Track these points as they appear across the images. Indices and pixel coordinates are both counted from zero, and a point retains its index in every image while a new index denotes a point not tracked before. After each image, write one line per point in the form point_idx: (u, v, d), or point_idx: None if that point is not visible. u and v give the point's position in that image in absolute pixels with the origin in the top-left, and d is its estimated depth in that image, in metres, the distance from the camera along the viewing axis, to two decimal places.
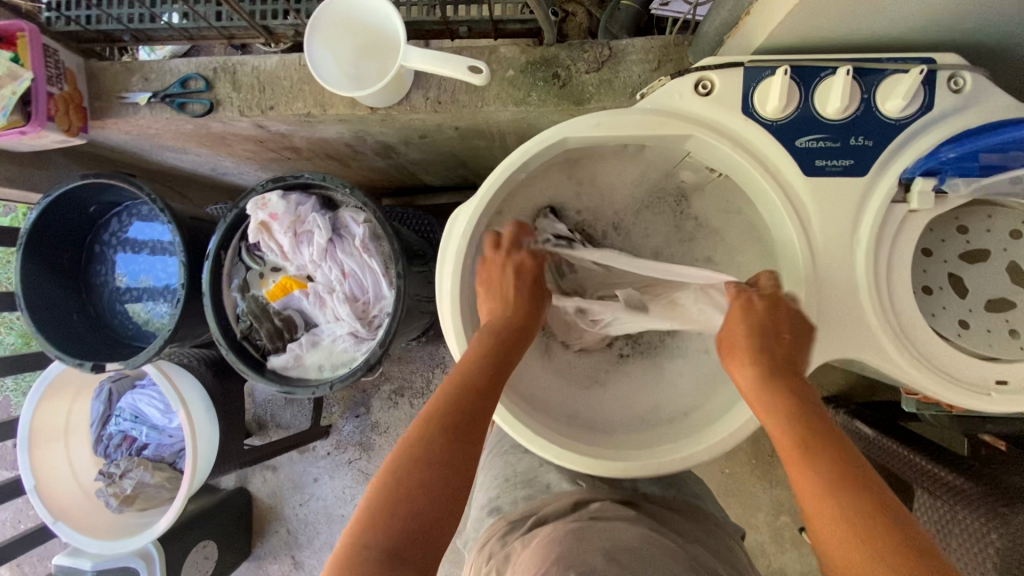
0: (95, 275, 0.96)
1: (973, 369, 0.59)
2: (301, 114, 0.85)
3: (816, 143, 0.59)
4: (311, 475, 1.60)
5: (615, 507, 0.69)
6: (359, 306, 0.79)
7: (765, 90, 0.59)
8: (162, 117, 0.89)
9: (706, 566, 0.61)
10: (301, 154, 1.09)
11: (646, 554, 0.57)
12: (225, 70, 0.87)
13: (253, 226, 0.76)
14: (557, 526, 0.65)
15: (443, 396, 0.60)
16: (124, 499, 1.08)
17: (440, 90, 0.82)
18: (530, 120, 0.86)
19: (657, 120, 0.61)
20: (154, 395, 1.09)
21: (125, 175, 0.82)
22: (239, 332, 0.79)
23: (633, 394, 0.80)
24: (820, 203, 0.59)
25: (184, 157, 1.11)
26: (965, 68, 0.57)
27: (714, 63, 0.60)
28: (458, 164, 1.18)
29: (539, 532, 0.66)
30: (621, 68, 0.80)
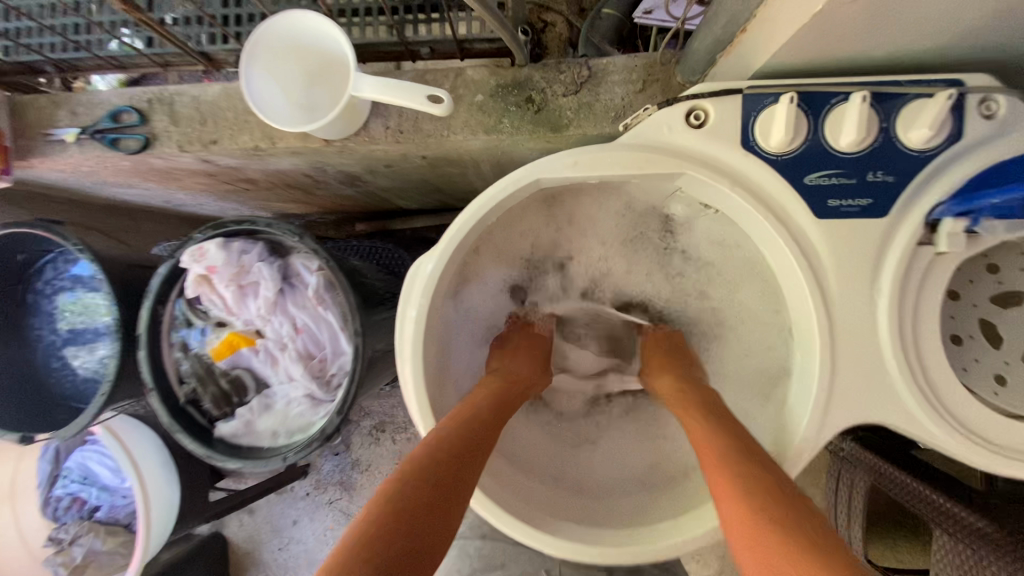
0: (26, 328, 0.86)
1: (1012, 433, 0.52)
2: (248, 148, 0.76)
3: (828, 180, 0.51)
4: (290, 517, 1.51)
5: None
6: (315, 364, 0.71)
7: (767, 121, 0.51)
8: (93, 155, 0.79)
9: None
10: (259, 186, 1.00)
11: None
12: (161, 100, 0.78)
13: (190, 280, 0.68)
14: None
15: (455, 420, 0.56)
16: (73, 569, 0.98)
17: (402, 119, 0.74)
18: (503, 148, 0.78)
19: (644, 156, 0.53)
20: (103, 454, 0.99)
21: (49, 223, 0.73)
22: (182, 397, 0.71)
23: (628, 452, 0.72)
24: (835, 247, 0.51)
25: (131, 192, 1.02)
26: (999, 91, 0.49)
27: (707, 91, 0.52)
28: (432, 189, 1.09)
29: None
30: (602, 90, 0.71)
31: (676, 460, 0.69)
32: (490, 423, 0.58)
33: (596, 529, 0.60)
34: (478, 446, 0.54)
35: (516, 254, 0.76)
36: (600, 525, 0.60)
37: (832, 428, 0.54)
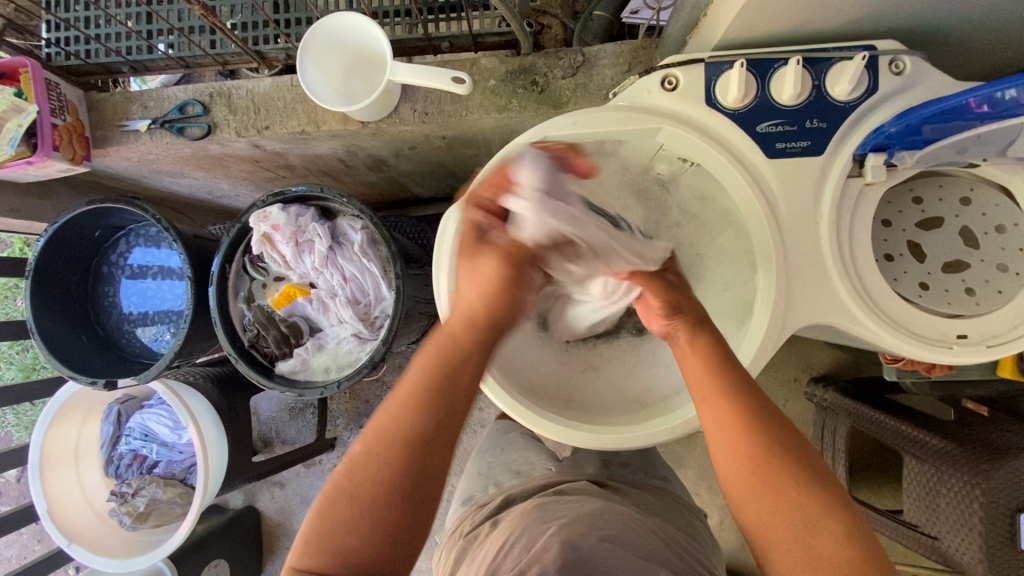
0: (102, 296, 0.99)
1: (932, 326, 0.64)
2: (296, 131, 0.90)
3: (775, 128, 0.64)
4: (319, 489, 1.62)
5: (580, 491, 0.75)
6: (361, 308, 0.84)
7: (725, 83, 0.64)
8: (162, 143, 0.93)
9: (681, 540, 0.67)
10: (296, 172, 1.14)
11: (613, 521, 0.63)
12: (220, 94, 0.91)
13: (255, 239, 0.80)
14: (527, 503, 0.71)
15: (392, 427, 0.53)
16: (137, 517, 1.10)
17: (427, 102, 0.88)
18: (513, 126, 0.91)
19: (630, 115, 0.66)
20: (161, 413, 1.11)
21: (130, 198, 0.86)
22: (246, 341, 0.83)
23: (628, 376, 0.84)
24: (783, 181, 0.65)
25: (182, 182, 1.15)
26: (905, 52, 0.62)
27: (677, 62, 0.65)
28: (447, 173, 1.23)
29: (511, 511, 0.73)
30: (595, 73, 0.85)
31: (668, 380, 0.81)
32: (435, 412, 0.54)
33: (593, 427, 0.75)
34: (421, 453, 0.53)
35: None
36: (596, 424, 0.75)
37: (791, 328, 0.66)
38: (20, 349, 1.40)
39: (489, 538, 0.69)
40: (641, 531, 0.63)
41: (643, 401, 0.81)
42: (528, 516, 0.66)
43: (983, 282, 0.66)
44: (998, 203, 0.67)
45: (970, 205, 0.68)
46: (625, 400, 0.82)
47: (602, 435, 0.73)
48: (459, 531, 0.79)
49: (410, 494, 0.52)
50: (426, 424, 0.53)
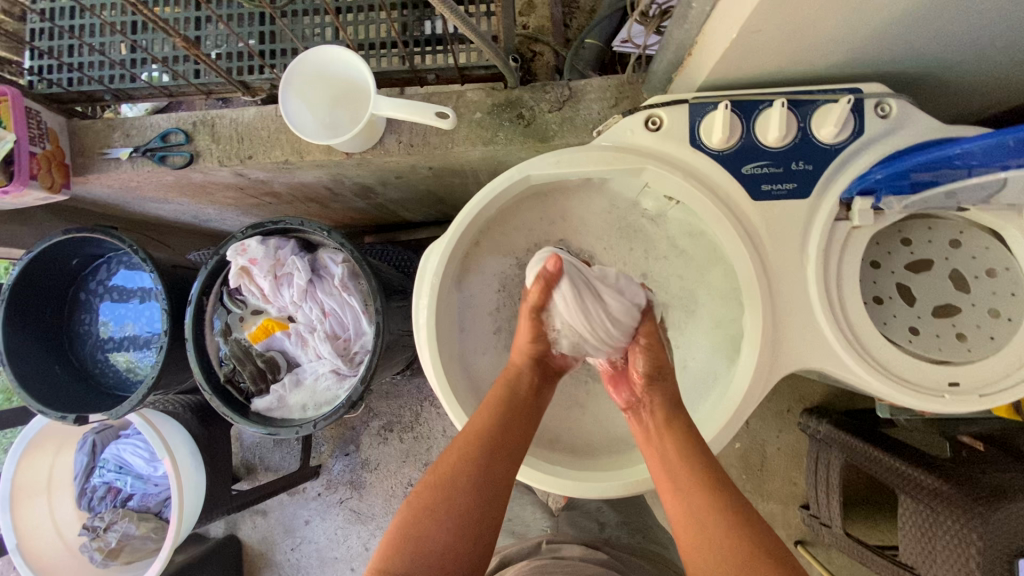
0: (78, 324, 0.97)
1: (923, 373, 0.62)
2: (279, 161, 0.89)
3: (760, 169, 0.63)
4: (302, 517, 1.58)
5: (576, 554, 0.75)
6: (340, 343, 0.81)
7: (709, 123, 0.63)
8: (144, 171, 0.91)
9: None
10: (282, 198, 1.12)
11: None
12: (204, 122, 0.90)
13: (232, 272, 0.78)
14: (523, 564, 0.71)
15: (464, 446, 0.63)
16: (109, 553, 1.06)
17: (412, 134, 0.87)
18: (500, 158, 0.91)
19: (612, 154, 0.65)
20: (137, 444, 1.08)
21: (107, 228, 0.84)
22: (223, 376, 0.81)
23: (613, 416, 0.81)
24: (770, 223, 0.63)
25: (166, 207, 1.13)
26: (891, 96, 0.62)
27: (661, 101, 0.65)
28: (436, 200, 1.22)
29: (511, 567, 0.73)
30: (581, 107, 0.85)
31: None
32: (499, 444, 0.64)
33: (574, 471, 0.73)
34: (491, 478, 0.61)
35: (515, 246, 0.84)
36: (577, 468, 0.74)
37: (778, 373, 0.65)
38: None
39: None
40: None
41: (629, 443, 0.79)
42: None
43: (974, 327, 0.64)
44: (988, 246, 0.66)
45: (959, 248, 0.66)
46: (610, 442, 0.79)
47: (582, 481, 0.71)
48: None
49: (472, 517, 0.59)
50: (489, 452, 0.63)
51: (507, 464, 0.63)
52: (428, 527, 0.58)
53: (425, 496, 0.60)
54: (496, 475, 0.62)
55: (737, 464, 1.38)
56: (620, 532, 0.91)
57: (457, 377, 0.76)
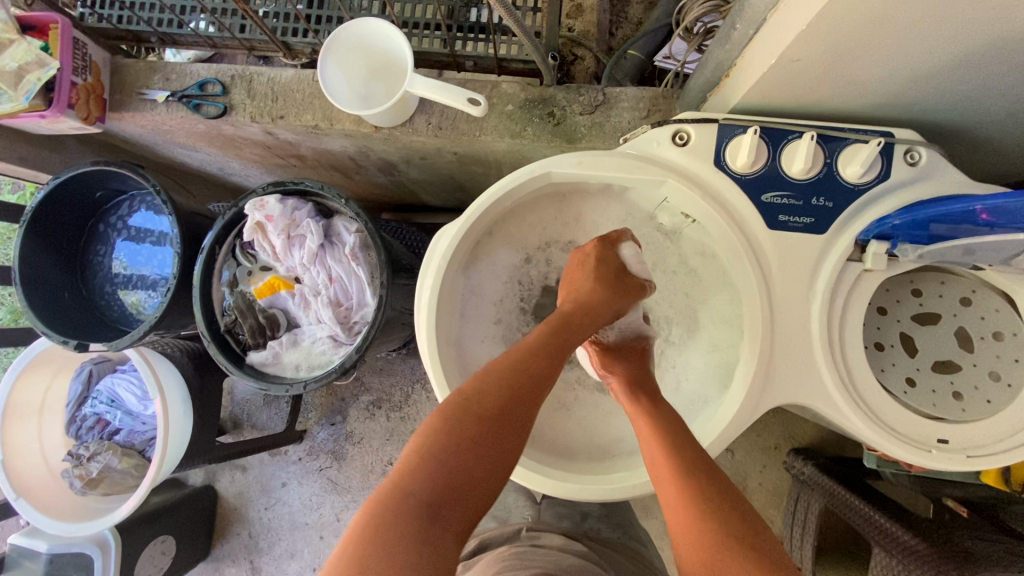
0: (93, 255, 0.99)
1: (913, 425, 0.62)
2: (308, 125, 0.90)
3: (780, 199, 0.63)
4: (280, 479, 1.60)
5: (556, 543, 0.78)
6: (342, 311, 0.82)
7: (736, 146, 0.63)
8: (177, 116, 0.93)
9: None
10: (306, 162, 1.14)
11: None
12: (242, 77, 0.92)
13: (248, 225, 0.80)
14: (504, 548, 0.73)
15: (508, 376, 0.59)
16: (88, 482, 1.08)
17: (442, 117, 0.87)
18: (525, 153, 0.91)
19: (636, 163, 0.65)
20: (132, 381, 1.11)
21: (134, 165, 0.86)
22: (223, 325, 0.82)
23: (598, 423, 0.82)
24: (781, 254, 0.63)
25: (193, 155, 1.15)
26: (922, 145, 0.61)
27: (691, 118, 0.65)
28: (456, 187, 1.23)
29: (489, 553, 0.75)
30: (613, 114, 0.85)
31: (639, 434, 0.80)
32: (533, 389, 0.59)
33: (552, 470, 0.74)
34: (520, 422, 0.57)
35: (526, 241, 0.85)
36: (556, 468, 0.74)
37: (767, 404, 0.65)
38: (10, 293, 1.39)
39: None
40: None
41: (610, 452, 0.79)
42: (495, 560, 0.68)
43: (971, 388, 0.64)
44: (999, 309, 0.65)
45: (969, 306, 0.66)
46: (591, 447, 0.80)
47: (559, 480, 0.72)
48: None
49: (495, 456, 0.55)
50: (523, 394, 0.58)
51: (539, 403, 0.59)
52: (449, 454, 0.53)
53: (460, 418, 0.55)
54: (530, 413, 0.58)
55: None
56: (602, 523, 0.93)
57: (449, 361, 0.77)
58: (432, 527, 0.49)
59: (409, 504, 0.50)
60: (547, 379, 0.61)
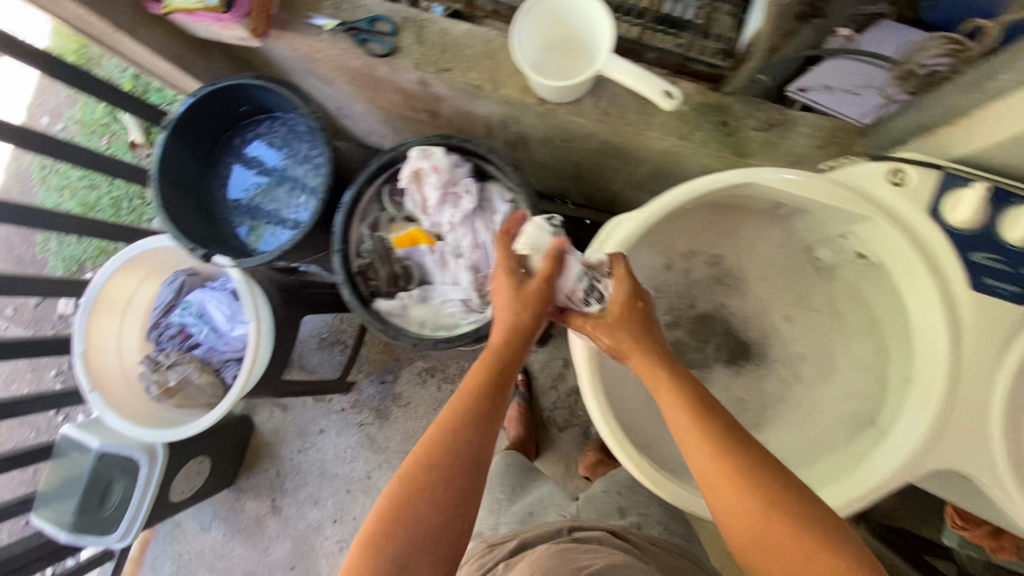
0: (221, 171, 0.98)
1: None
2: (472, 84, 0.88)
3: (991, 262, 0.60)
4: (319, 426, 1.60)
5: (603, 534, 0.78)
6: (479, 278, 0.81)
7: (957, 198, 0.61)
8: (339, 46, 0.91)
9: None
10: (436, 120, 1.12)
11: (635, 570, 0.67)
12: (414, 22, 0.90)
13: (405, 171, 0.78)
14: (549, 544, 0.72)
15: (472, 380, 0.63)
16: (164, 390, 1.08)
17: (611, 103, 0.85)
18: (681, 157, 0.89)
19: (842, 194, 0.64)
20: (223, 299, 1.10)
21: (295, 88, 0.84)
22: (357, 266, 0.81)
23: None
24: (979, 319, 0.61)
25: (324, 90, 1.14)
26: None
27: (914, 160, 0.62)
28: (573, 176, 1.21)
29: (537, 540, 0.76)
30: (788, 136, 0.83)
31: None
32: (490, 390, 0.63)
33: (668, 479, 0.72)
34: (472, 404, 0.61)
35: (673, 248, 0.83)
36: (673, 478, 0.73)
37: (922, 465, 0.63)
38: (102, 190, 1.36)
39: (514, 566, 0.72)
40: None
41: None
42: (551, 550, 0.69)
43: None
44: None
45: None
46: None
47: (677, 489, 0.71)
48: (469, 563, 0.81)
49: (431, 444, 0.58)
50: (480, 389, 0.62)
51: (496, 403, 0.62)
52: (428, 460, 0.56)
53: (456, 422, 0.60)
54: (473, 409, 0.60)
55: None
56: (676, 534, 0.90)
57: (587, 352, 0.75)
58: (442, 524, 0.54)
59: (418, 503, 0.54)
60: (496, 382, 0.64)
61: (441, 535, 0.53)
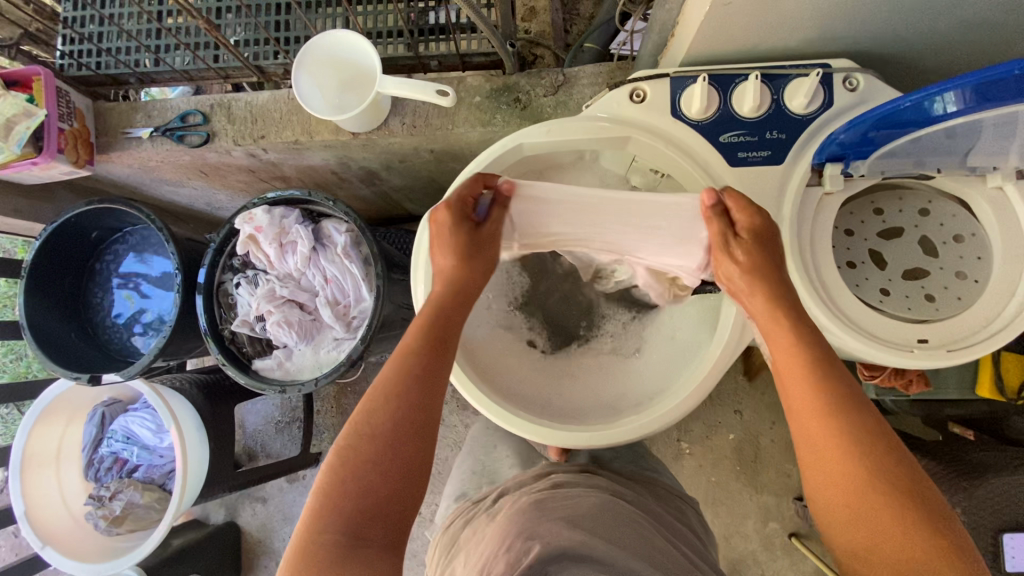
0: (92, 297, 1.01)
1: (896, 331, 0.66)
2: (290, 141, 0.94)
3: (736, 138, 0.68)
4: (302, 505, 1.55)
5: (577, 475, 0.73)
6: (340, 309, 0.85)
7: (689, 95, 0.69)
8: (163, 150, 0.97)
9: (676, 532, 0.66)
10: (291, 184, 1.17)
11: (605, 518, 0.61)
12: (221, 105, 0.96)
13: (240, 239, 0.83)
14: (520, 500, 0.67)
15: (390, 374, 0.57)
16: (113, 520, 1.10)
17: (415, 116, 0.92)
18: (497, 140, 0.96)
19: (603, 124, 0.71)
20: (145, 416, 1.12)
21: (126, 200, 0.89)
22: (226, 335, 0.85)
23: (601, 382, 0.83)
24: (745, 188, 0.68)
25: (181, 192, 1.18)
26: (858, 70, 0.66)
27: (645, 76, 0.70)
28: (438, 189, 1.27)
29: (511, 501, 0.69)
30: (574, 91, 0.90)
31: (644, 388, 0.81)
32: (417, 416, 0.55)
33: (543, 421, 0.76)
34: (386, 480, 0.52)
35: None
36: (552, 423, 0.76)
37: None
38: (12, 355, 1.41)
39: (477, 531, 0.67)
40: (643, 536, 0.60)
41: (616, 408, 0.80)
42: (521, 515, 0.62)
43: (941, 289, 0.68)
44: (955, 214, 0.69)
45: (928, 216, 0.70)
46: (597, 406, 0.81)
47: (538, 424, 0.75)
48: (452, 528, 0.74)
49: (392, 464, 0.53)
50: (398, 438, 0.54)
51: (422, 408, 0.56)
52: (358, 477, 0.52)
53: (377, 420, 0.54)
54: (415, 415, 0.55)
55: (731, 455, 1.36)
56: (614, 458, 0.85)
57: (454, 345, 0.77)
58: (356, 550, 0.49)
59: (341, 517, 0.50)
60: (420, 384, 0.57)
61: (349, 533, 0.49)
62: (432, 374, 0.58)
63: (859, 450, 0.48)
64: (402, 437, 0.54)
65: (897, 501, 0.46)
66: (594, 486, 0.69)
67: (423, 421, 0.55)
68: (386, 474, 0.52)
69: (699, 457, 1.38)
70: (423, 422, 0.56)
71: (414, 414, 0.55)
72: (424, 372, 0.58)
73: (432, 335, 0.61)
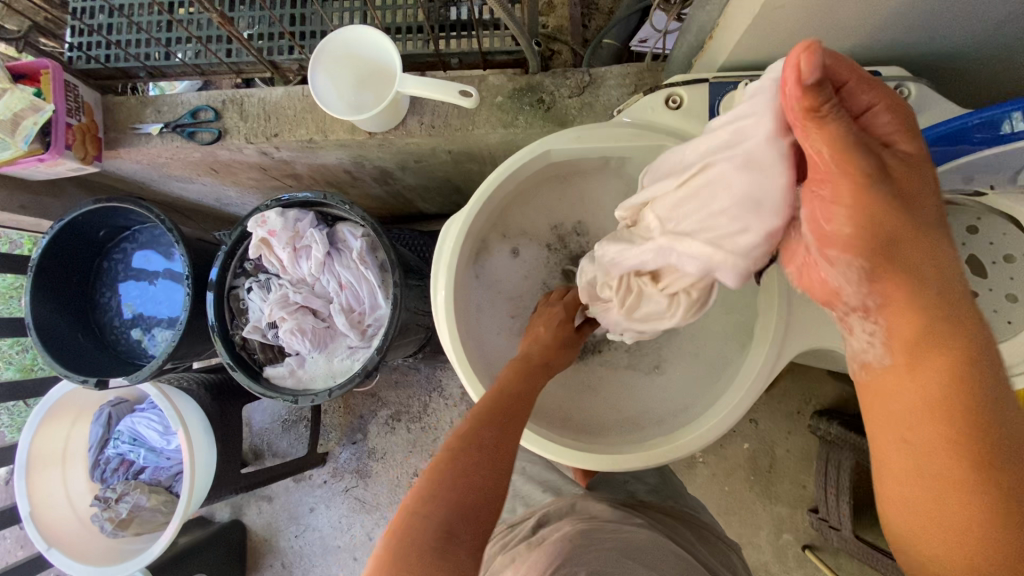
0: (99, 297, 0.99)
1: None
2: (304, 140, 0.91)
3: None
4: (308, 505, 1.52)
5: (614, 511, 0.69)
6: (354, 316, 0.83)
7: (728, 102, 0.65)
8: (173, 146, 0.94)
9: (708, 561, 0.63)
10: (302, 182, 1.14)
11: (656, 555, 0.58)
12: (233, 101, 0.93)
13: (253, 242, 0.80)
14: (567, 527, 0.65)
15: (486, 402, 0.62)
16: (119, 523, 1.08)
17: (434, 116, 0.88)
18: (518, 142, 0.92)
19: (634, 132, 0.67)
20: (152, 418, 1.10)
21: (135, 198, 0.86)
22: (237, 341, 0.82)
23: (624, 398, 0.80)
24: None
25: (190, 188, 1.15)
26: (910, 79, 0.62)
27: (681, 81, 0.67)
28: (452, 189, 1.23)
29: (552, 529, 0.67)
30: (601, 93, 0.86)
31: (668, 404, 0.78)
32: (511, 436, 0.59)
33: (564, 439, 0.72)
34: (484, 483, 0.53)
35: (536, 232, 0.83)
36: (580, 446, 0.71)
37: None
38: (20, 349, 1.39)
39: (513, 555, 0.65)
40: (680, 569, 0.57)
41: (640, 425, 0.77)
42: (563, 541, 0.60)
43: (991, 312, 0.64)
44: (1006, 232, 0.65)
45: (977, 234, 0.66)
46: (621, 424, 0.78)
47: (563, 444, 0.70)
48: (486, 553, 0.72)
49: (495, 474, 0.55)
50: (498, 450, 0.56)
51: (516, 429, 0.60)
52: (465, 479, 0.53)
53: (477, 434, 0.57)
54: (513, 438, 0.59)
55: (746, 465, 1.33)
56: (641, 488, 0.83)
57: (475, 358, 0.74)
58: (450, 546, 0.49)
59: (444, 518, 0.50)
60: (516, 413, 0.61)
61: (449, 526, 0.50)
62: (524, 407, 0.63)
63: (995, 509, 0.41)
64: (501, 452, 0.57)
65: (1002, 525, 0.41)
66: (643, 525, 0.66)
67: (511, 440, 0.58)
68: (489, 479, 0.54)
69: (714, 466, 1.34)
70: (516, 441, 0.59)
71: (503, 433, 0.59)
72: (517, 404, 0.62)
73: (519, 372, 0.67)
